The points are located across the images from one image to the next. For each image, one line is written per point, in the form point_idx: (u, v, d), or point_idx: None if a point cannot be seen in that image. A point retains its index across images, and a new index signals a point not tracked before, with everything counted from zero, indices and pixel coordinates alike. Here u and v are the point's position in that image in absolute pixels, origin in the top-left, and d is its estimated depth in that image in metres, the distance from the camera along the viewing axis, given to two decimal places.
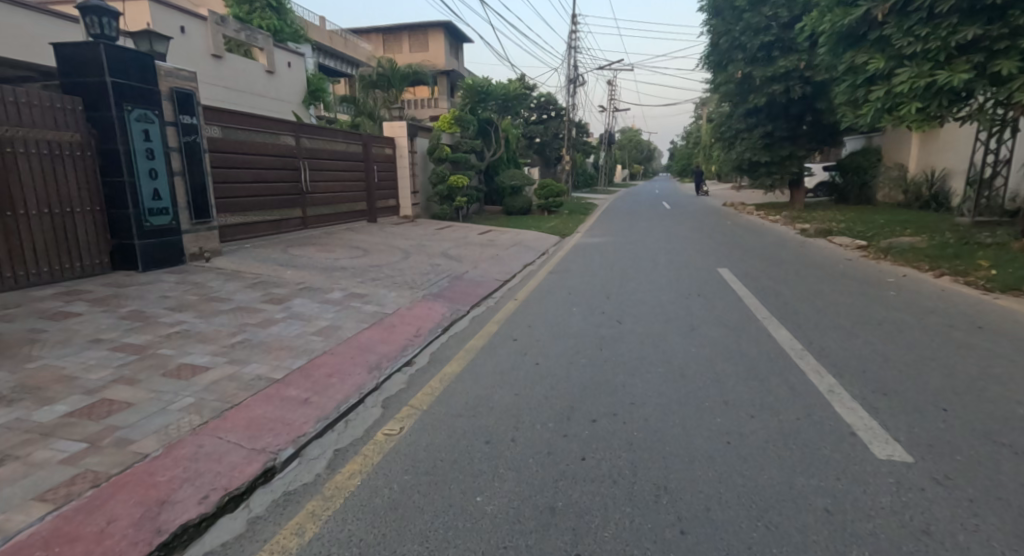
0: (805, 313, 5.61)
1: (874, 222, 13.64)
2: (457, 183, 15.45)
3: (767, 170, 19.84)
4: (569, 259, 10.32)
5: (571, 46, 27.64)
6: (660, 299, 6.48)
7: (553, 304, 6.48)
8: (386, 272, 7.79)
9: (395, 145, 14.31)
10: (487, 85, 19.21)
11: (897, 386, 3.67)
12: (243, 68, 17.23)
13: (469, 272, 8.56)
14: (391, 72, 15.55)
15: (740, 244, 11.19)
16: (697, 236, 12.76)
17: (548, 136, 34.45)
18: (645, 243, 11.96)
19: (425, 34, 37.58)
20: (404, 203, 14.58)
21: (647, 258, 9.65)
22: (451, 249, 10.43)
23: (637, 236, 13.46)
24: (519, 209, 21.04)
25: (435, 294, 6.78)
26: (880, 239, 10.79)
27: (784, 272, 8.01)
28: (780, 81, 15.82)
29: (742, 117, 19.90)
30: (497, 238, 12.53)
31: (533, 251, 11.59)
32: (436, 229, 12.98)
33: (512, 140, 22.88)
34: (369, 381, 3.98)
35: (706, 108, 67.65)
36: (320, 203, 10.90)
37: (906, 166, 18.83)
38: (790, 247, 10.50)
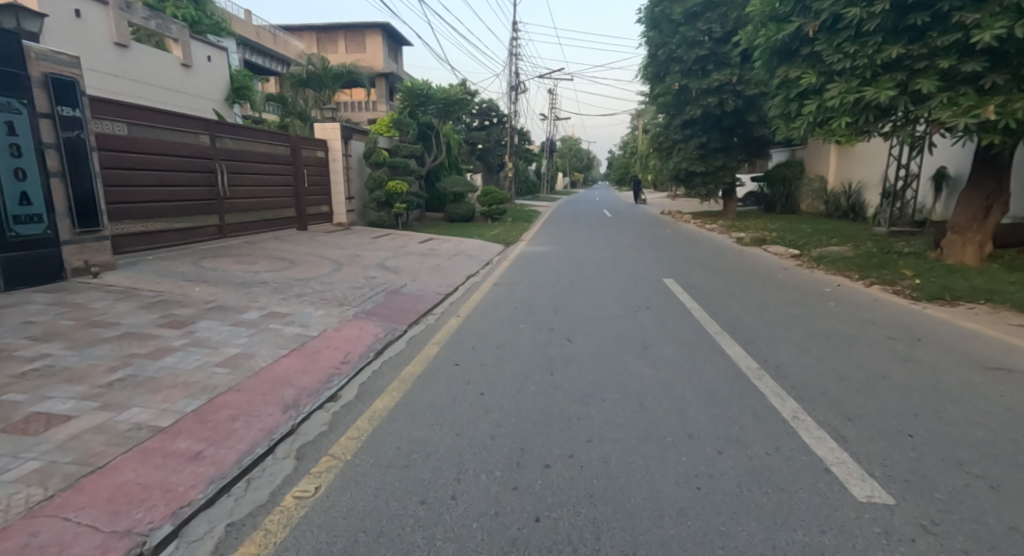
0: (755, 328, 5.44)
1: (803, 232, 14.20)
2: (395, 189, 14.76)
3: (702, 180, 20.41)
4: (512, 270, 9.91)
5: (512, 53, 27.52)
6: (609, 315, 6.17)
7: (498, 321, 6.03)
8: (313, 286, 7.10)
9: (327, 148, 13.43)
10: (427, 88, 18.81)
11: (860, 408, 3.46)
12: (154, 60, 15.90)
13: (407, 284, 8.00)
14: (323, 71, 14.53)
15: (684, 253, 11.22)
16: (642, 244, 12.77)
17: (490, 143, 34.23)
18: (590, 252, 11.80)
19: (362, 35, 36.44)
20: (338, 209, 13.74)
21: (594, 269, 9.41)
22: (387, 259, 9.78)
23: (582, 245, 13.29)
24: (462, 216, 20.52)
25: (366, 311, 6.18)
26: (812, 248, 11.12)
27: (728, 283, 7.95)
28: (714, 93, 16.21)
29: (679, 128, 20.40)
30: (437, 247, 11.95)
31: (475, 260, 11.12)
32: (372, 238, 12.24)
33: (453, 146, 22.35)
34: (282, 423, 3.37)
35: (643, 119, 69.83)
36: (241, 209, 9.96)
37: (827, 178, 19.79)
38: (730, 257, 10.63)
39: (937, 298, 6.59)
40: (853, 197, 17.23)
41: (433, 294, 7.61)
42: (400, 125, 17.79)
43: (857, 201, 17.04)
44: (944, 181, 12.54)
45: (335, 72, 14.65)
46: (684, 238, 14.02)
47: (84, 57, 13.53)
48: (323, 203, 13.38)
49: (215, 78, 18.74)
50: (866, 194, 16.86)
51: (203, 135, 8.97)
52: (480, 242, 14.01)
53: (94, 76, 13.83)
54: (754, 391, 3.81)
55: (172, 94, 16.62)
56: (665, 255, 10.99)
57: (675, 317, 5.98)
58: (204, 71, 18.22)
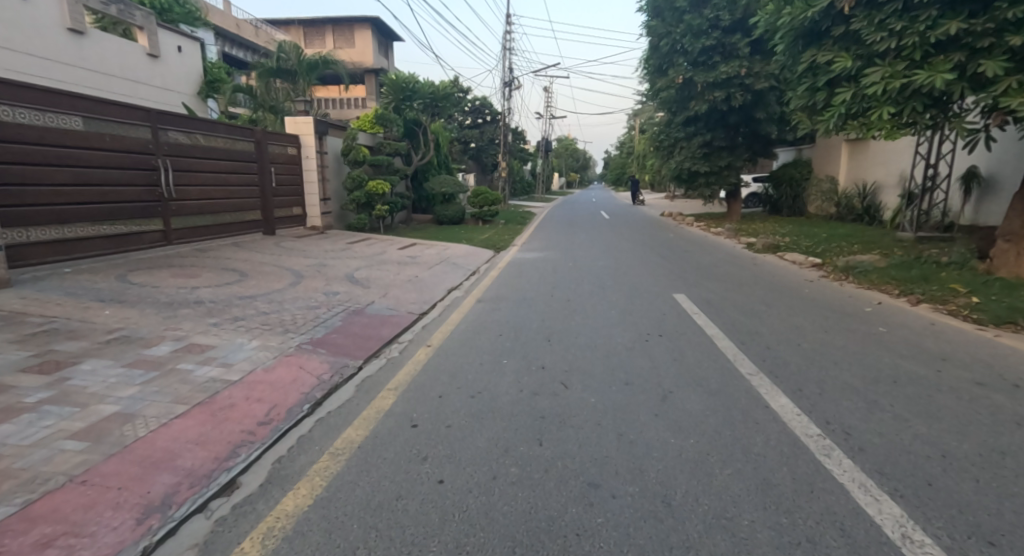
0: (799, 367, 4.31)
1: (818, 237, 13.12)
2: (377, 189, 13.71)
3: (705, 181, 19.36)
4: (501, 282, 8.76)
5: (505, 47, 26.40)
6: (614, 345, 5.03)
7: (477, 354, 4.87)
8: (260, 305, 5.96)
9: (299, 144, 12.28)
10: (413, 82, 17.61)
11: (994, 516, 2.33)
12: (115, 49, 14.71)
13: (375, 300, 6.86)
14: (297, 61, 13.35)
15: (692, 262, 10.10)
16: (645, 251, 11.65)
17: (483, 141, 33.13)
18: (588, 261, 10.65)
19: (351, 30, 35.32)
20: (312, 212, 12.64)
21: (593, 282, 8.27)
22: (358, 269, 8.66)
23: (579, 252, 12.15)
24: (451, 218, 19.41)
25: (315, 340, 5.04)
26: (834, 256, 10.03)
27: (750, 301, 6.83)
28: (721, 87, 15.12)
29: (680, 126, 19.36)
30: (419, 255, 10.81)
31: (460, 269, 9.98)
32: (347, 244, 11.10)
33: (443, 144, 21.22)
34: (125, 548, 2.19)
35: (641, 119, 68.88)
36: (191, 212, 8.79)
37: (838, 178, 18.70)
38: (744, 267, 9.54)
39: (1007, 323, 5.47)
40: (869, 198, 16.12)
41: (404, 314, 6.47)
42: (384, 121, 16.67)
43: (873, 203, 15.92)
44: (975, 181, 11.43)
45: (310, 62, 13.51)
46: (690, 244, 12.93)
47: (33, 44, 12.33)
48: (295, 205, 12.22)
49: (185, 71, 17.55)
50: (883, 195, 15.75)
51: (143, 127, 7.78)
52: (467, 247, 12.90)
53: (45, 65, 12.63)
54: (831, 481, 2.64)
55: (136, 85, 15.46)
56: (671, 264, 9.88)
57: (695, 349, 4.85)
58: (173, 62, 17.04)
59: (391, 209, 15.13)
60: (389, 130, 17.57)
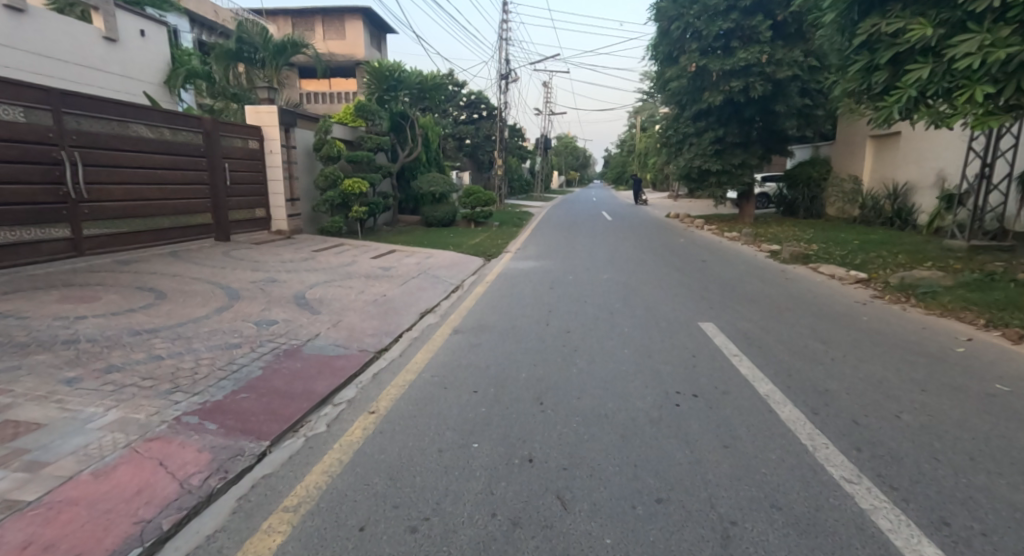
0: (920, 467, 2.83)
1: (850, 244, 11.66)
2: (354, 188, 12.31)
3: (716, 180, 17.90)
4: (486, 302, 7.31)
5: (501, 38, 24.92)
6: (633, 417, 3.57)
7: (437, 434, 3.39)
8: (157, 344, 4.48)
9: (262, 137, 10.82)
10: (399, 70, 16.13)
11: None
12: (65, 31, 13.26)
13: (321, 331, 5.40)
14: (261, 41, 11.56)
15: (714, 278, 8.65)
16: (659, 262, 10.25)
17: (479, 138, 31.71)
18: (590, 275, 9.21)
19: (342, 21, 33.82)
20: (277, 214, 11.20)
21: (597, 306, 6.82)
22: (314, 286, 7.21)
23: (580, 261, 10.71)
24: (440, 220, 17.95)
25: (210, 403, 3.56)
26: (880, 271, 8.57)
27: (798, 335, 5.38)
28: (739, 76, 13.66)
29: (690, 120, 17.93)
30: (394, 266, 9.38)
31: (441, 283, 8.53)
32: (313, 252, 9.66)
33: (434, 138, 19.80)
34: None
35: (642, 117, 67.56)
36: (112, 216, 7.29)
37: (861, 178, 17.24)
38: (775, 284, 8.11)
39: None
40: (900, 200, 14.67)
41: (354, 354, 4.99)
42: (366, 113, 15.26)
43: (905, 205, 14.48)
44: None
45: (277, 45, 11.63)
46: (707, 252, 11.52)
47: None
48: (257, 206, 10.77)
49: (150, 58, 16.08)
50: (916, 197, 14.30)
51: (41, 111, 6.28)
52: (453, 255, 11.49)
53: None
54: None
55: (90, 72, 14.00)
56: (687, 280, 8.47)
57: (750, 426, 3.38)
58: (136, 48, 15.57)
59: (371, 210, 13.74)
60: (373, 123, 16.17)
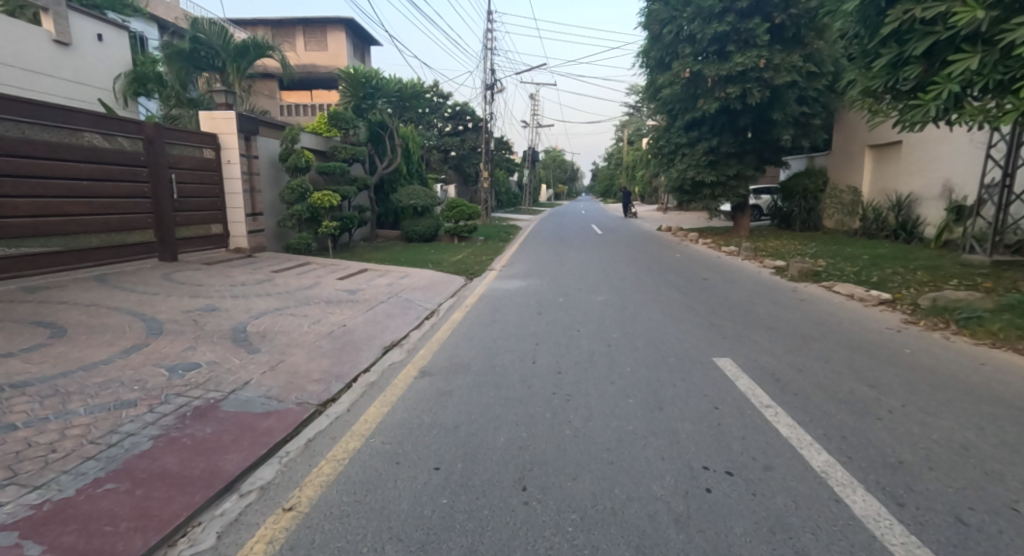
0: None
1: (859, 259, 10.88)
2: (323, 202, 11.33)
3: (711, 192, 17.16)
4: (463, 332, 6.31)
5: (486, 48, 24.21)
6: (651, 515, 2.57)
7: (372, 550, 2.35)
8: (19, 406, 3.39)
9: (218, 145, 9.82)
10: (376, 77, 15.23)
11: None
12: (9, 32, 12.14)
13: (251, 377, 4.32)
14: (220, 42, 10.56)
15: (720, 301, 7.74)
16: (657, 282, 9.34)
17: (465, 149, 30.94)
18: (581, 297, 8.27)
19: (324, 31, 33.01)
20: (236, 231, 10.15)
21: (592, 337, 5.85)
22: (260, 315, 6.14)
23: (570, 281, 9.77)
24: (421, 235, 16.95)
25: (49, 506, 2.50)
26: (904, 290, 7.71)
27: (836, 376, 4.44)
28: (736, 82, 12.96)
29: (682, 130, 17.27)
30: (361, 289, 8.34)
31: (413, 308, 7.52)
32: (272, 273, 8.61)
33: (415, 149, 18.92)
34: None
35: (629, 130, 67.55)
36: (19, 233, 6.40)
37: (861, 189, 16.58)
38: (789, 307, 7.22)
39: None
40: (904, 212, 14.00)
41: (288, 410, 3.92)
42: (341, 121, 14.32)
43: (909, 217, 13.81)
44: None
45: (239, 47, 10.67)
46: (708, 269, 10.66)
47: None
48: (211, 222, 9.72)
49: (108, 64, 15.00)
50: (921, 208, 13.63)
51: None
52: (431, 273, 10.50)
53: None
54: None
55: (38, 77, 12.88)
56: (690, 304, 7.56)
57: (817, 532, 2.39)
58: (92, 53, 14.50)
59: (344, 225, 12.71)
60: (349, 132, 15.23)
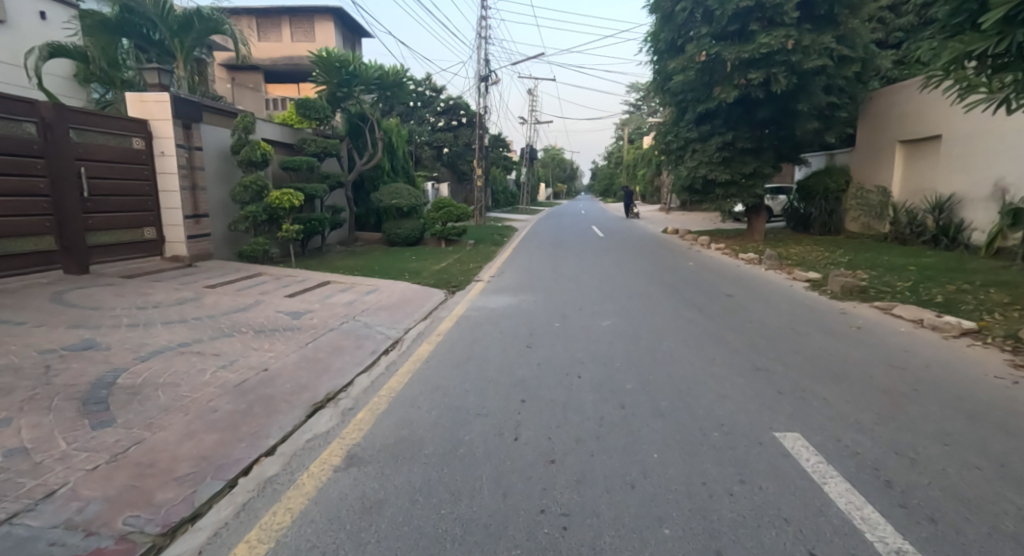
0: None
1: (906, 271, 9.33)
2: (283, 203, 9.86)
3: (724, 192, 15.64)
4: (426, 379, 4.74)
5: (480, 37, 22.69)
6: None
7: None
8: None
9: (149, 133, 8.28)
10: (353, 61, 13.70)
11: None
12: None
13: (65, 480, 2.73)
14: (160, 12, 8.99)
15: (754, 329, 6.21)
16: (674, 302, 7.82)
17: (459, 146, 29.47)
18: (582, 322, 6.71)
19: (311, 21, 31.34)
20: (173, 236, 8.60)
21: (598, 392, 4.31)
22: (151, 355, 4.56)
23: (569, 298, 8.23)
24: (404, 238, 15.37)
25: None
26: (988, 317, 6.14)
27: (980, 478, 2.86)
28: (759, 66, 11.46)
29: (692, 123, 15.85)
30: (311, 310, 6.78)
31: (370, 339, 5.96)
32: (204, 290, 7.05)
33: (401, 144, 17.41)
34: None
35: (630, 128, 66.04)
36: None
37: (890, 189, 15.03)
38: (849, 341, 5.66)
39: None
40: (946, 216, 12.48)
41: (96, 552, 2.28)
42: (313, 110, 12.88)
43: (952, 222, 12.29)
44: None
45: (181, 19, 9.14)
46: (732, 283, 9.12)
47: None
48: (140, 226, 8.19)
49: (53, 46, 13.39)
50: (966, 211, 12.12)
51: None
52: (405, 287, 8.95)
53: None
54: None
55: None
56: (719, 333, 6.02)
57: None
58: (34, 34, 12.95)
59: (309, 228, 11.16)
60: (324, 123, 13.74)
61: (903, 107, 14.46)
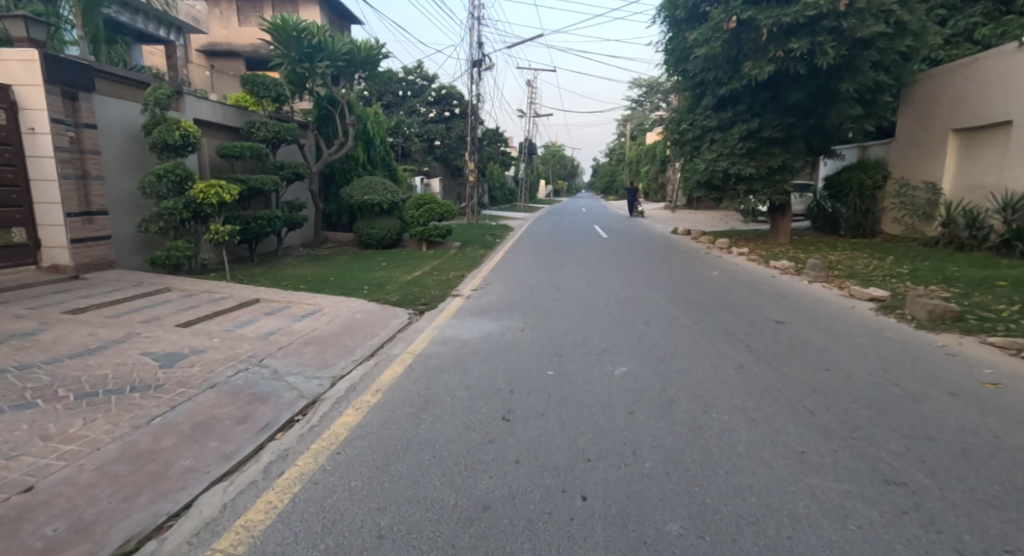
0: None
1: (998, 287, 7.38)
2: (209, 197, 7.89)
3: (746, 188, 13.69)
4: (319, 502, 2.73)
5: (472, 17, 20.69)
6: None
7: None
8: None
9: (15, 104, 6.28)
10: (318, 34, 11.74)
11: None
12: None
13: None
14: None
15: (836, 385, 4.25)
16: (708, 333, 5.90)
17: (451, 139, 27.55)
18: (584, 370, 4.76)
19: (294, 3, 29.20)
20: (53, 238, 6.61)
21: (619, 550, 2.34)
22: None
23: (569, 325, 6.29)
24: (378, 239, 13.37)
25: None
26: None
27: None
28: (801, 33, 9.58)
29: (710, 110, 13.97)
30: (201, 349, 4.77)
31: (269, 404, 3.97)
32: (56, 318, 5.04)
33: (380, 133, 15.48)
34: None
35: (632, 124, 64.01)
36: None
37: (942, 185, 13.01)
38: (1004, 411, 3.68)
39: None
40: (1017, 217, 10.55)
41: None
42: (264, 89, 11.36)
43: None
44: None
45: None
46: (775, 306, 7.19)
47: None
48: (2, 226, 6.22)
49: None
50: None
51: None
52: (357, 307, 6.98)
53: None
54: None
55: None
56: (788, 394, 4.07)
57: None
58: None
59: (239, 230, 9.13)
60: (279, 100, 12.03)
61: (958, 91, 12.50)
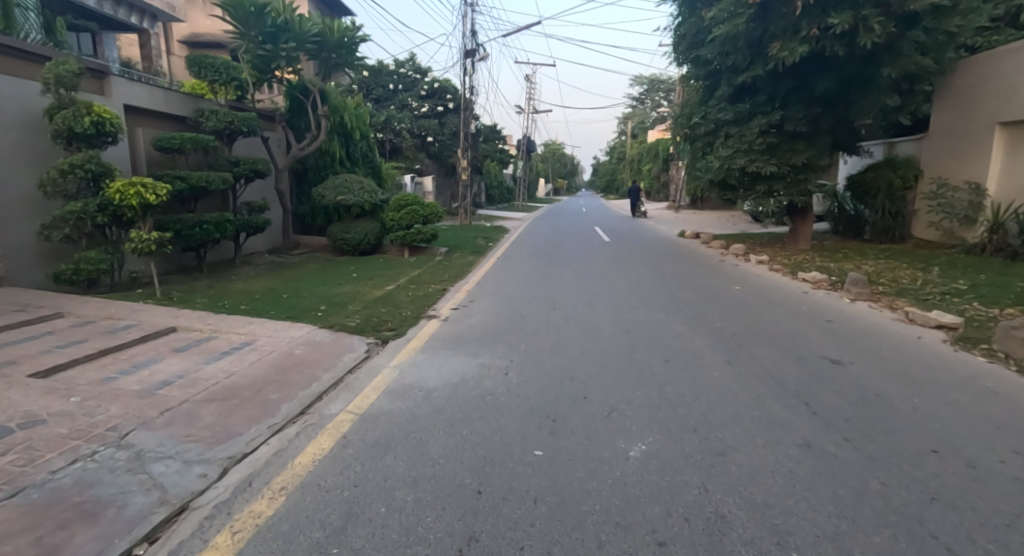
0: None
1: None
2: (127, 196, 6.44)
3: (766, 189, 12.31)
4: None
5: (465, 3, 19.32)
6: None
7: None
8: None
9: None
10: (282, 11, 10.39)
11: None
12: None
13: None
14: None
15: (968, 486, 2.83)
16: (748, 380, 4.54)
17: (444, 135, 26.18)
18: (588, 451, 3.36)
19: None
20: None
21: None
22: None
23: (567, 367, 4.93)
24: (354, 244, 11.96)
25: None
26: None
27: None
28: (844, 6, 8.23)
29: (725, 101, 12.61)
30: (42, 416, 3.34)
31: (102, 518, 2.54)
32: None
33: (361, 127, 14.09)
34: None
35: (634, 122, 62.56)
36: None
37: (987, 185, 11.60)
38: None
39: None
40: None
41: None
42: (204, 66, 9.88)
43: None
44: None
45: None
46: (821, 337, 5.84)
47: None
48: None
49: None
50: None
51: None
52: (302, 338, 5.57)
53: None
54: None
55: None
56: (903, 507, 2.65)
57: None
58: None
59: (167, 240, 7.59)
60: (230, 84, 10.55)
61: (1007, 79, 11.11)
